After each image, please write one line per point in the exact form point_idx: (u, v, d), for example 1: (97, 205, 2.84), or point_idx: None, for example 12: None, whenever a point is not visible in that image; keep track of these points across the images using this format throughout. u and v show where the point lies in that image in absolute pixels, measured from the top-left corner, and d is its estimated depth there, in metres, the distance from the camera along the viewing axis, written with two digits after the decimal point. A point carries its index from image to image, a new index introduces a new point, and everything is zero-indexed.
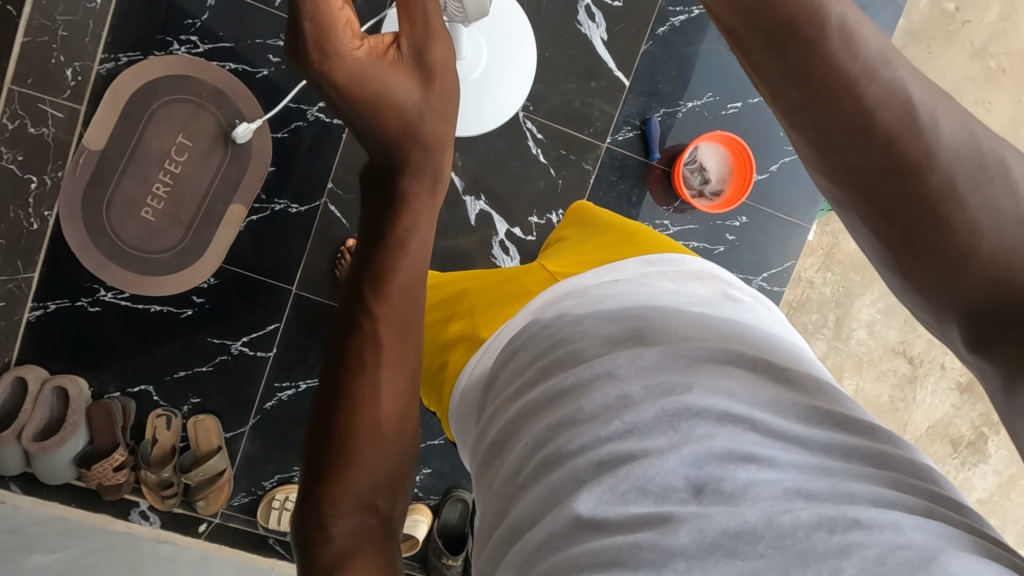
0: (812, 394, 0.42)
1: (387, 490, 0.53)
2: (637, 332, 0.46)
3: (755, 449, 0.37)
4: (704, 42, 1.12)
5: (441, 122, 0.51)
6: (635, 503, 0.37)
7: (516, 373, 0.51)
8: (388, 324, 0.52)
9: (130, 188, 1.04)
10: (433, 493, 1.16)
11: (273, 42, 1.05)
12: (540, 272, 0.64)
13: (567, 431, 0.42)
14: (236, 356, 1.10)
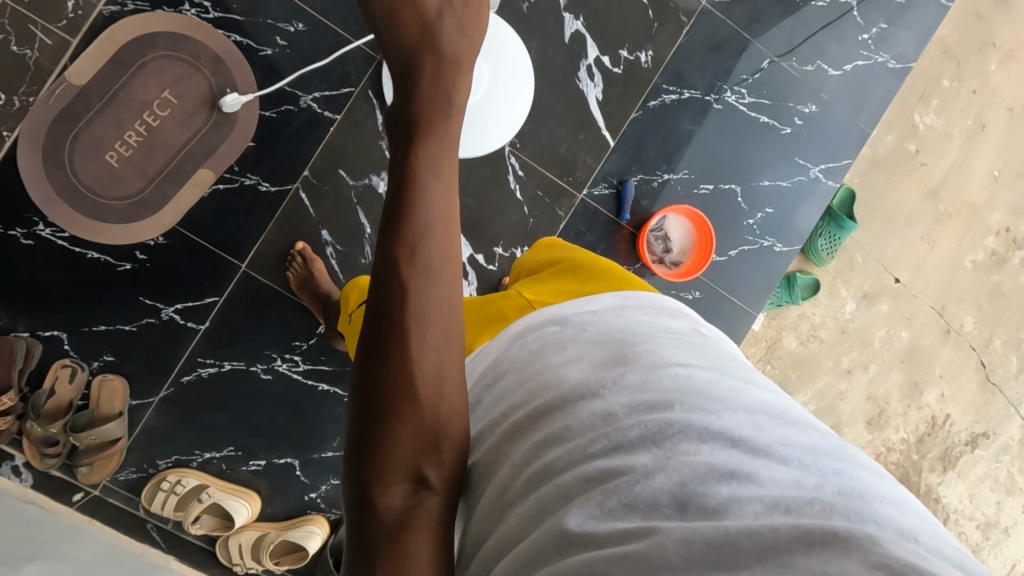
0: (785, 418, 0.41)
1: (436, 462, 0.44)
2: (619, 354, 0.47)
3: (736, 466, 0.36)
4: (690, 124, 1.20)
5: (455, 34, 0.51)
6: (622, 519, 0.35)
7: (496, 398, 0.50)
8: (427, 245, 0.47)
9: (101, 129, 1.01)
10: (336, 506, 1.12)
11: (282, 26, 1.05)
12: (516, 298, 0.64)
13: (552, 448, 0.41)
14: (165, 322, 1.05)
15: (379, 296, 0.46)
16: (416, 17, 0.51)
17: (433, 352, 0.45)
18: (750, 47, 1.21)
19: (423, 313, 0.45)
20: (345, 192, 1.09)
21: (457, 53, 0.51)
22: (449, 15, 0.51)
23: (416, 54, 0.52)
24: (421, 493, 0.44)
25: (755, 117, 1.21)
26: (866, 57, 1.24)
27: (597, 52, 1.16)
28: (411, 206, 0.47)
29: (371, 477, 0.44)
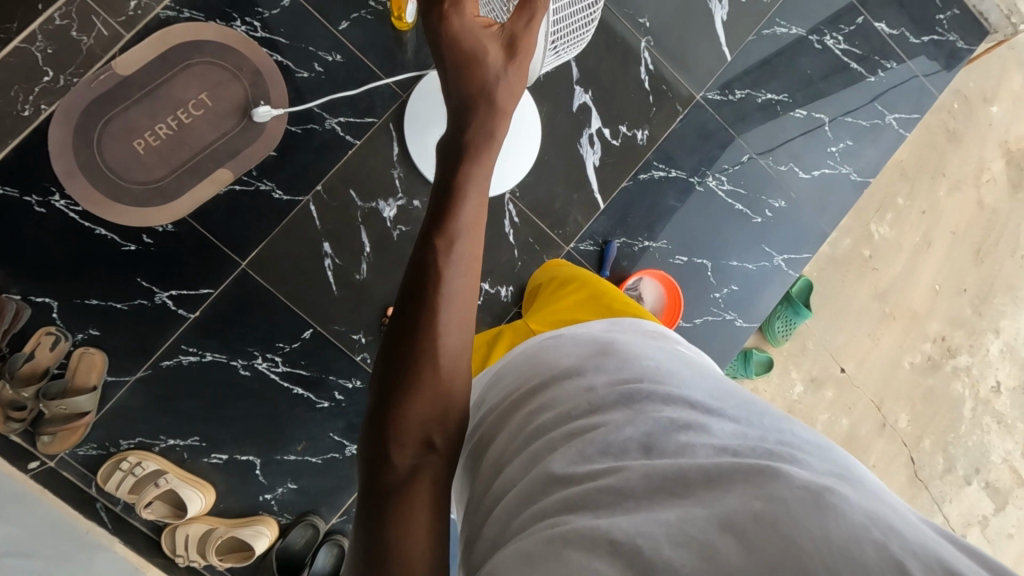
0: (743, 398, 0.46)
1: (443, 427, 0.51)
2: (602, 350, 0.55)
3: (690, 422, 0.42)
4: (674, 200, 1.32)
5: (508, 96, 0.55)
6: (598, 462, 0.41)
7: (502, 392, 0.59)
8: (457, 252, 0.53)
9: (136, 117, 1.08)
10: (287, 511, 1.13)
11: (322, 54, 1.16)
12: (522, 326, 0.73)
13: (543, 416, 0.50)
14: (156, 305, 1.09)
15: (411, 290, 0.53)
16: (479, 75, 0.55)
17: (453, 341, 0.52)
18: (733, 142, 1.36)
19: (448, 309, 0.52)
20: (351, 211, 1.16)
21: (505, 105, 0.55)
22: (507, 78, 0.55)
23: (472, 101, 0.55)
24: (426, 454, 0.51)
25: (731, 203, 1.35)
26: (832, 166, 1.40)
27: (599, 124, 1.29)
28: (447, 222, 0.54)
29: (388, 436, 0.50)
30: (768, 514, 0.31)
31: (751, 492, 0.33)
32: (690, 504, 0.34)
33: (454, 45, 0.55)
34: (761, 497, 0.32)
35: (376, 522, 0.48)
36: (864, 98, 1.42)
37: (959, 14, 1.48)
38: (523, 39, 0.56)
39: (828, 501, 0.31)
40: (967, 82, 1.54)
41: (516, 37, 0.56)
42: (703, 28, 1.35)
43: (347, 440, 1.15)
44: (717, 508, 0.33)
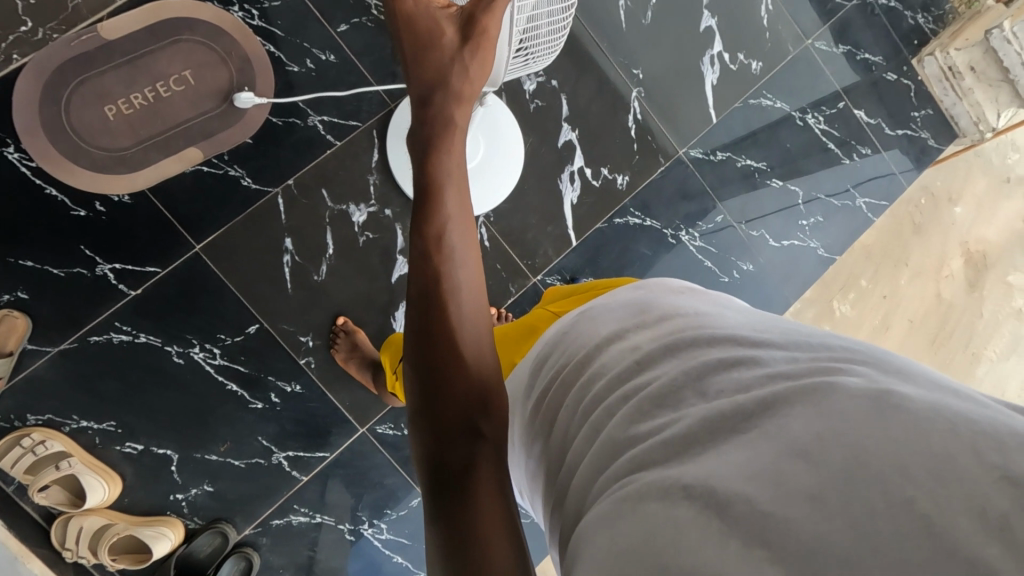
0: (781, 322, 0.42)
1: (484, 405, 0.46)
2: (641, 307, 0.47)
3: (740, 356, 0.36)
4: (646, 249, 1.33)
5: (466, 77, 0.57)
6: (656, 416, 0.35)
7: (549, 369, 0.50)
8: (452, 236, 0.52)
9: (111, 82, 1.04)
10: (198, 515, 1.05)
11: (316, 52, 1.15)
12: (542, 312, 0.66)
13: (595, 383, 0.42)
14: (95, 276, 1.03)
15: (420, 290, 0.50)
16: (435, 60, 0.57)
17: (470, 323, 0.49)
18: (710, 201, 1.39)
19: (459, 293, 0.50)
20: (320, 210, 1.14)
21: (461, 86, 0.57)
22: (464, 61, 0.57)
23: (428, 88, 0.57)
24: (475, 438, 0.44)
25: (701, 259, 1.37)
26: (802, 239, 1.43)
27: (582, 163, 1.30)
28: (436, 207, 0.53)
29: (433, 437, 0.45)
30: (840, 438, 0.28)
31: (813, 416, 0.30)
32: (757, 437, 0.30)
33: (411, 37, 0.58)
34: (825, 418, 0.29)
35: (441, 518, 0.41)
36: (838, 178, 1.47)
37: (932, 115, 1.56)
38: (481, 24, 0.58)
39: (887, 401, 0.29)
40: (935, 179, 1.57)
41: (473, 21, 0.58)
42: (693, 89, 1.39)
43: (276, 446, 1.09)
44: (786, 438, 0.29)
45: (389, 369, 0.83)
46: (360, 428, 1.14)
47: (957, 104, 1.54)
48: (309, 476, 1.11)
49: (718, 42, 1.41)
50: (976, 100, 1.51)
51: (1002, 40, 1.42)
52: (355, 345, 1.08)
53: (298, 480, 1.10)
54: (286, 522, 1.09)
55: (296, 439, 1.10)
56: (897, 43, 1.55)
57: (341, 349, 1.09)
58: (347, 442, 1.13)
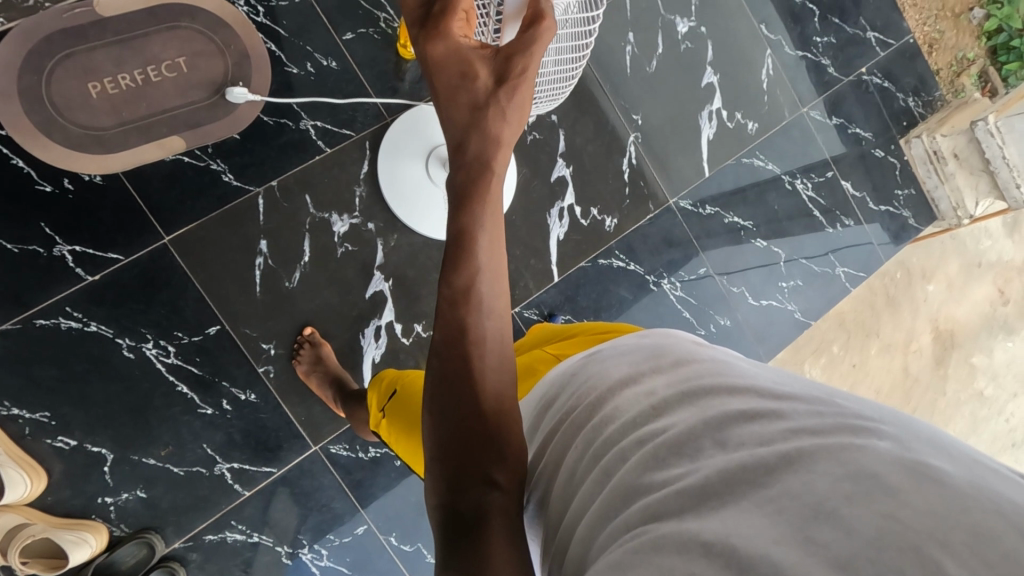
0: (803, 377, 0.39)
1: (496, 453, 0.43)
2: (656, 349, 0.44)
3: (761, 409, 0.34)
4: (626, 293, 1.33)
5: (506, 120, 0.49)
6: (671, 466, 0.32)
7: (553, 413, 0.45)
8: (481, 283, 0.47)
9: (100, 60, 1.00)
10: (125, 522, 0.98)
11: (317, 57, 1.13)
12: (543, 352, 0.61)
13: (606, 427, 0.38)
14: (52, 257, 0.98)
15: (443, 338, 0.47)
16: (468, 102, 0.50)
17: (491, 373, 0.46)
18: (694, 253, 1.39)
19: (482, 344, 0.46)
20: (300, 216, 1.10)
21: (500, 131, 0.49)
22: (502, 101, 0.49)
23: (463, 131, 0.50)
24: (487, 490, 0.42)
25: (680, 309, 1.36)
26: (780, 300, 1.44)
27: (572, 200, 1.30)
28: (466, 256, 0.48)
29: (447, 486, 0.43)
30: (877, 508, 0.26)
31: (842, 477, 0.28)
32: (780, 496, 0.28)
33: (440, 70, 0.50)
34: (855, 481, 0.28)
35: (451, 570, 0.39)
36: (820, 245, 1.49)
37: (914, 195, 1.61)
38: (521, 57, 0.49)
39: (922, 470, 0.28)
40: (911, 256, 1.60)
41: (515, 51, 0.49)
42: (688, 141, 1.41)
43: (221, 456, 1.04)
44: (812, 501, 0.27)
45: (377, 407, 0.76)
46: (313, 445, 1.09)
47: (939, 188, 1.58)
48: (252, 492, 1.05)
49: (718, 99, 1.44)
50: (957, 185, 1.56)
51: (986, 132, 1.52)
52: (318, 358, 1.04)
53: (240, 495, 1.04)
54: (219, 539, 1.03)
55: (243, 451, 1.05)
56: (886, 121, 1.60)
57: (303, 361, 1.05)
58: (296, 459, 1.08)
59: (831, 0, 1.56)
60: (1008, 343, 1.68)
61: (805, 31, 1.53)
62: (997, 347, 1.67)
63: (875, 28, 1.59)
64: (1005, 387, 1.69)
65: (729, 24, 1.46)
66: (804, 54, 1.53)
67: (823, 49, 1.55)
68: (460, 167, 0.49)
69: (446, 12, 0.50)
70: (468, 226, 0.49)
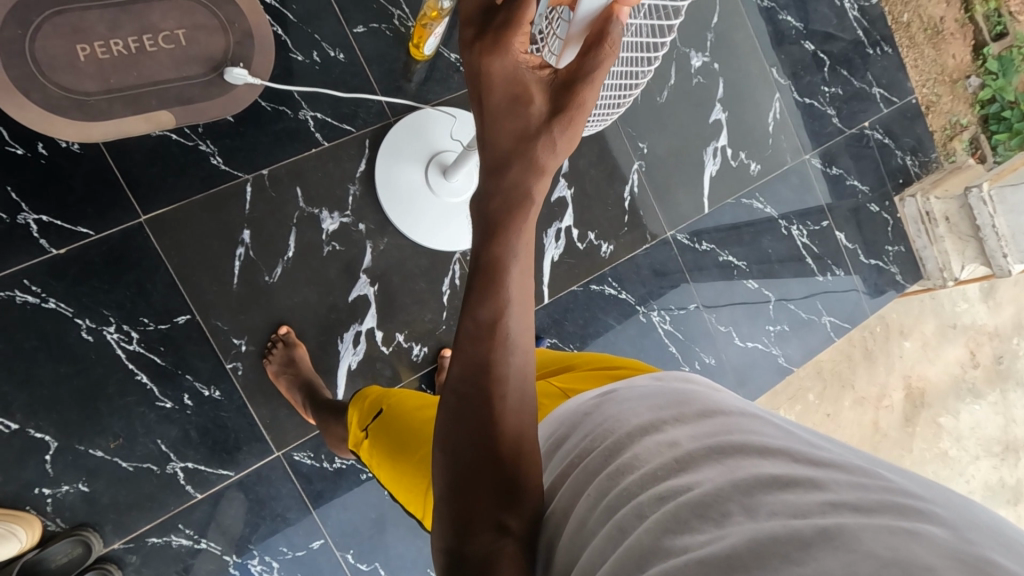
0: (844, 445, 0.36)
1: (509, 499, 0.39)
2: (681, 397, 0.40)
3: (797, 475, 0.30)
4: (614, 321, 1.30)
5: (557, 153, 0.43)
6: (694, 530, 0.29)
7: (565, 455, 0.42)
8: (508, 317, 0.43)
9: (92, 21, 0.93)
10: (61, 517, 0.91)
11: (325, 47, 1.09)
12: (548, 385, 0.57)
13: (622, 478, 0.34)
14: (14, 224, 0.91)
15: (462, 374, 0.44)
16: (518, 126, 0.43)
17: (511, 414, 0.42)
18: (684, 287, 1.37)
19: (503, 380, 0.42)
20: (288, 209, 1.05)
21: (544, 161, 0.43)
22: (554, 131, 0.43)
23: (505, 156, 0.44)
24: (499, 535, 0.39)
25: (665, 343, 1.34)
26: (765, 344, 1.43)
27: (570, 222, 1.27)
28: (493, 287, 0.44)
29: (455, 528, 0.40)
30: None
31: (889, 561, 0.24)
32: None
33: (490, 95, 0.43)
34: (901, 570, 0.24)
35: None
36: (810, 293, 1.49)
37: (903, 252, 1.62)
38: (583, 84, 0.42)
39: (984, 565, 0.24)
40: (892, 311, 1.62)
41: (576, 79, 0.42)
42: (691, 175, 1.40)
43: (174, 454, 0.97)
44: None
45: (357, 425, 0.71)
46: (275, 450, 1.03)
47: (927, 248, 1.60)
48: (204, 495, 0.99)
49: (723, 136, 1.43)
50: (945, 249, 1.58)
51: (979, 199, 1.53)
52: (291, 360, 0.99)
53: (191, 497, 0.98)
54: (163, 542, 0.96)
55: (199, 450, 0.99)
56: (883, 177, 1.62)
57: (274, 361, 0.99)
58: (255, 463, 1.02)
59: (840, 53, 1.57)
60: (974, 406, 1.71)
61: (813, 80, 1.54)
62: (964, 409, 1.69)
63: (880, 85, 1.62)
64: (968, 450, 1.70)
65: (742, 63, 1.47)
66: (811, 102, 1.54)
67: (828, 100, 1.56)
68: (497, 195, 0.44)
69: (509, 24, 0.42)
70: (499, 254, 0.44)
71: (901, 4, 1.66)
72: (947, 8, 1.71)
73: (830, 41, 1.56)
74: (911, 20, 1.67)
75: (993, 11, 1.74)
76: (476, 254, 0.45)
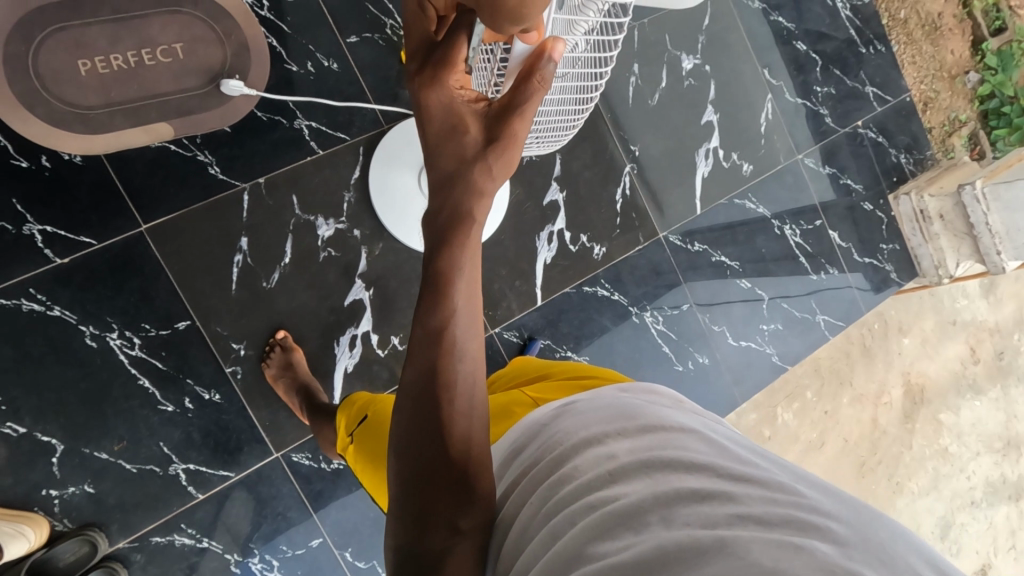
0: (777, 463, 0.37)
1: (457, 504, 0.42)
2: (629, 412, 0.42)
3: (714, 490, 0.32)
4: (608, 322, 1.32)
5: (494, 175, 0.46)
6: (614, 537, 0.31)
7: (518, 465, 0.44)
8: (456, 330, 0.45)
9: (93, 36, 0.96)
10: (68, 517, 0.94)
11: (320, 57, 1.12)
12: (521, 394, 0.59)
13: (561, 489, 0.37)
14: (20, 234, 0.94)
15: (413, 384, 0.45)
16: (457, 149, 0.46)
17: (461, 418, 0.44)
18: (678, 287, 1.39)
19: (452, 391, 0.44)
20: (285, 216, 1.08)
21: (483, 182, 0.46)
22: (492, 155, 0.45)
23: (447, 176, 0.47)
24: (452, 537, 0.41)
25: (659, 343, 1.36)
26: (759, 343, 1.44)
27: (563, 225, 1.29)
28: (441, 300, 0.45)
29: (410, 526, 0.42)
30: None
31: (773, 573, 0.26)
32: None
33: (430, 120, 0.46)
34: None
35: None
36: (805, 292, 1.50)
37: (898, 250, 1.63)
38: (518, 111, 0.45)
39: None
40: (891, 308, 1.62)
41: (512, 107, 0.45)
42: (684, 177, 1.41)
43: (177, 456, 1.00)
44: None
45: (345, 430, 0.74)
46: (274, 452, 1.06)
47: (922, 246, 1.61)
48: (205, 495, 1.01)
49: (716, 137, 1.45)
50: (940, 246, 1.59)
51: (973, 197, 1.53)
52: (289, 364, 1.02)
53: (193, 497, 1.01)
54: (167, 541, 0.99)
55: (201, 451, 1.01)
56: (878, 175, 1.62)
57: (272, 365, 1.02)
58: (256, 465, 1.05)
59: (834, 52, 1.58)
60: (975, 403, 1.71)
61: (807, 79, 1.55)
62: (964, 406, 1.69)
63: (874, 84, 1.62)
64: (968, 446, 1.70)
65: (734, 65, 1.48)
66: (804, 102, 1.55)
67: (822, 99, 1.57)
68: (443, 214, 0.46)
69: (444, 62, 0.45)
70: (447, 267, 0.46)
71: (896, 2, 1.66)
72: (944, 4, 1.71)
73: (823, 41, 1.57)
74: (907, 18, 1.67)
75: (989, 7, 1.74)
76: (425, 267, 0.47)
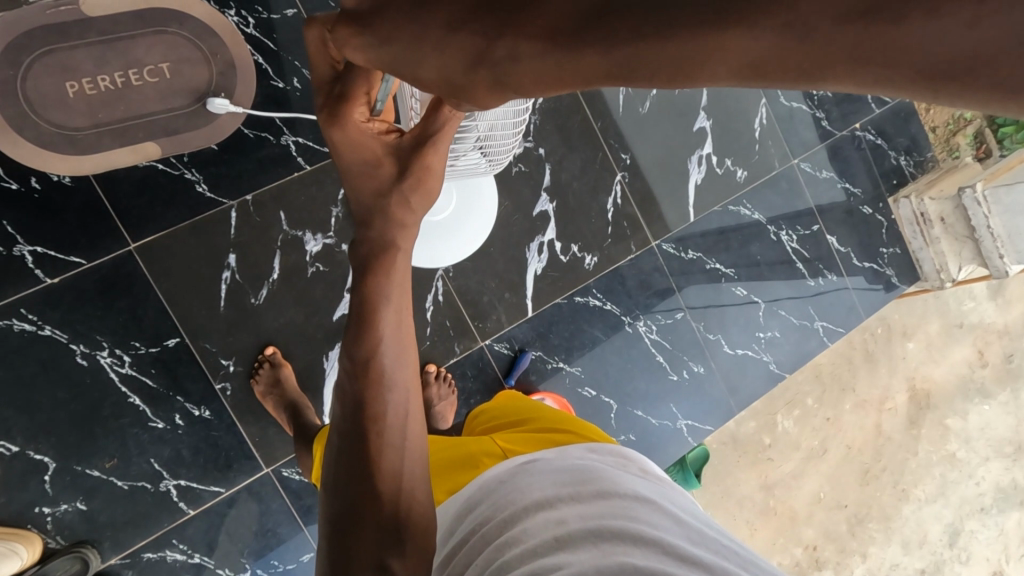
0: (711, 538, 0.43)
1: (385, 523, 0.49)
2: (580, 476, 0.47)
3: (651, 566, 0.37)
4: (599, 333, 1.31)
5: (412, 209, 0.53)
6: None
7: (468, 520, 0.49)
8: (381, 353, 0.53)
9: (80, 59, 0.97)
10: (62, 534, 0.95)
11: (306, 73, 1.12)
12: (491, 441, 0.61)
13: (508, 550, 0.41)
14: (10, 257, 0.96)
15: (347, 404, 0.54)
16: (374, 185, 0.53)
17: (391, 440, 0.52)
18: (672, 295, 1.38)
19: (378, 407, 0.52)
20: (272, 232, 1.08)
21: (403, 217, 0.53)
22: (407, 188, 0.53)
23: (368, 211, 0.54)
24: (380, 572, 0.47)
25: (653, 352, 1.35)
26: (755, 351, 1.43)
27: (553, 235, 1.29)
28: (367, 327, 0.53)
29: (344, 543, 0.49)
30: None
31: None
32: None
33: (344, 158, 0.52)
34: None
35: None
36: (802, 298, 1.48)
37: (899, 254, 1.60)
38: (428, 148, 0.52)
39: None
40: (894, 312, 1.62)
41: (424, 140, 0.52)
42: (676, 184, 1.40)
43: (167, 473, 1.01)
44: None
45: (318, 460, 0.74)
46: (264, 467, 1.06)
47: (923, 249, 1.58)
48: (196, 511, 1.02)
49: (708, 144, 1.43)
50: (941, 250, 1.56)
51: (973, 200, 1.50)
52: (276, 381, 1.02)
53: (183, 513, 1.02)
54: (158, 558, 1.00)
55: (191, 468, 1.02)
56: (876, 178, 1.60)
57: (260, 382, 1.03)
58: (246, 480, 1.05)
59: None
60: (984, 407, 1.67)
61: None
62: (972, 410, 1.65)
63: None
64: (977, 451, 1.65)
65: None
66: (801, 105, 1.52)
67: (818, 102, 1.55)
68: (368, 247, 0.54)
69: (344, 98, 0.50)
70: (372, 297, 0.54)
71: None
72: None
73: None
74: None
75: None
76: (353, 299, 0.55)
